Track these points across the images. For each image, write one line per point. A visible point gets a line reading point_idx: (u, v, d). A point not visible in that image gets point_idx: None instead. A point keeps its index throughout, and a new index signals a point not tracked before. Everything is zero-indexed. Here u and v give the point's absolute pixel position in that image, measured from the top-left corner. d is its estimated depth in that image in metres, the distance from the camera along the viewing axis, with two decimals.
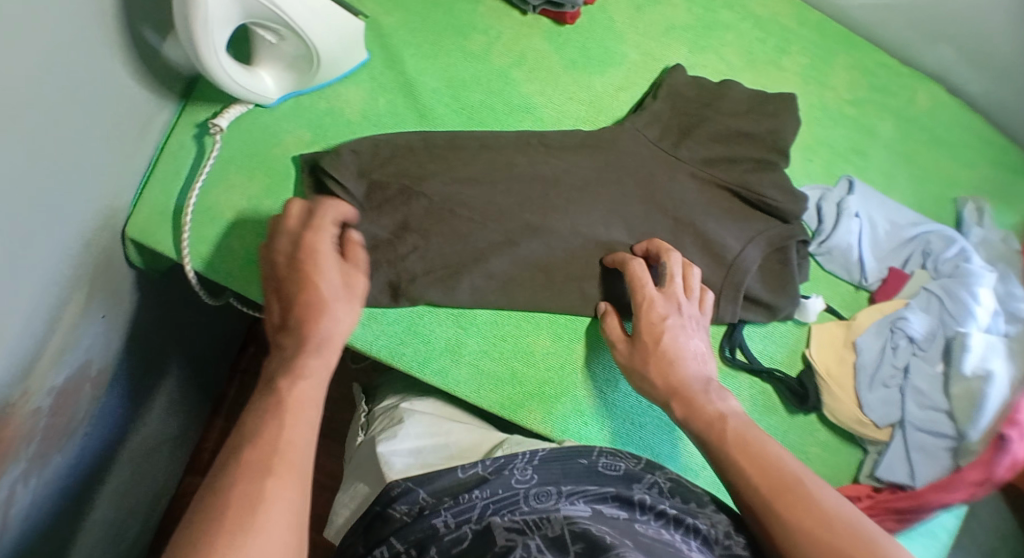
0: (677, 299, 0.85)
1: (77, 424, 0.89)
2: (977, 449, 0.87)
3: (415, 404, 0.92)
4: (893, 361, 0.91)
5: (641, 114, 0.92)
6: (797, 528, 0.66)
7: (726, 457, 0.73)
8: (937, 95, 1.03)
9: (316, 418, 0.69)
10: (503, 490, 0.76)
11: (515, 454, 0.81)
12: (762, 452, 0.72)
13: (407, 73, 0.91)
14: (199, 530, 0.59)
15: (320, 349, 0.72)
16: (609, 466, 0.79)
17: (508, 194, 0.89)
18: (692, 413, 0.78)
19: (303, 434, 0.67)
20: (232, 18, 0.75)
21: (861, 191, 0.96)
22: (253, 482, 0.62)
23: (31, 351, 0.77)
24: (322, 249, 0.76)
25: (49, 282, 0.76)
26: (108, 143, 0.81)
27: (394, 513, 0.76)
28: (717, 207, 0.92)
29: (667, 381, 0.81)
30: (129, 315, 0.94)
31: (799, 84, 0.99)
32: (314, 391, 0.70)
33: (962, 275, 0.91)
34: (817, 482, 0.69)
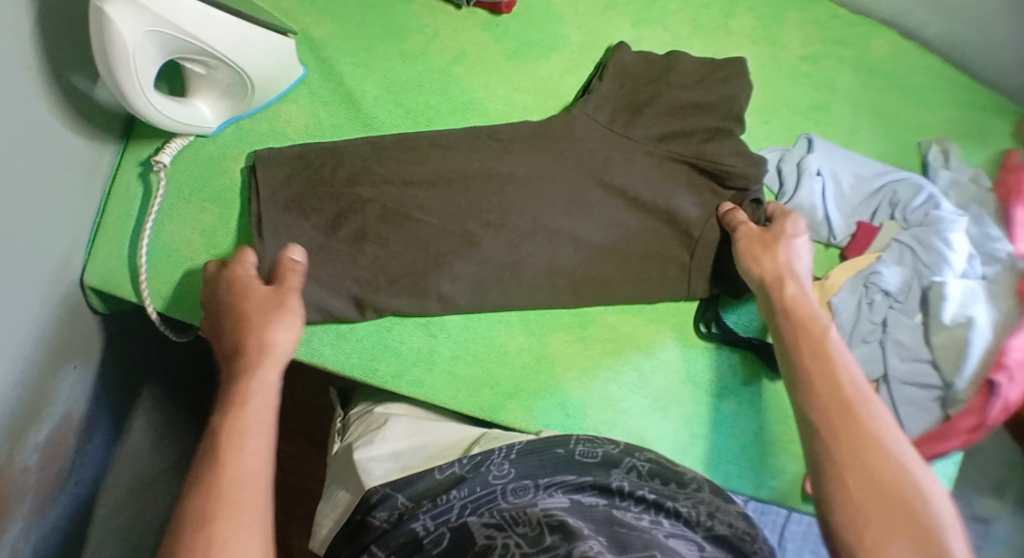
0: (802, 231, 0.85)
1: (67, 473, 0.89)
2: (964, 398, 0.87)
3: (391, 407, 0.91)
4: (870, 317, 0.90)
5: (590, 96, 0.90)
6: (869, 457, 0.67)
7: (806, 363, 0.74)
8: (891, 39, 1.00)
9: (261, 442, 0.65)
10: (480, 488, 0.75)
11: (492, 451, 0.80)
12: (839, 363, 0.74)
13: (347, 84, 0.89)
14: None
15: (261, 361, 0.71)
16: (587, 453, 0.78)
17: (463, 194, 0.87)
18: (804, 331, 0.76)
19: (250, 463, 0.64)
20: (156, 53, 0.74)
21: (821, 147, 0.94)
22: (199, 535, 0.59)
23: (12, 412, 0.77)
24: (243, 279, 0.78)
25: (15, 340, 0.76)
26: (54, 196, 0.79)
27: (375, 520, 0.75)
28: (678, 178, 0.90)
29: (797, 329, 0.77)
30: (103, 356, 0.94)
31: (749, 46, 0.97)
32: (265, 418, 0.67)
33: (933, 223, 0.90)
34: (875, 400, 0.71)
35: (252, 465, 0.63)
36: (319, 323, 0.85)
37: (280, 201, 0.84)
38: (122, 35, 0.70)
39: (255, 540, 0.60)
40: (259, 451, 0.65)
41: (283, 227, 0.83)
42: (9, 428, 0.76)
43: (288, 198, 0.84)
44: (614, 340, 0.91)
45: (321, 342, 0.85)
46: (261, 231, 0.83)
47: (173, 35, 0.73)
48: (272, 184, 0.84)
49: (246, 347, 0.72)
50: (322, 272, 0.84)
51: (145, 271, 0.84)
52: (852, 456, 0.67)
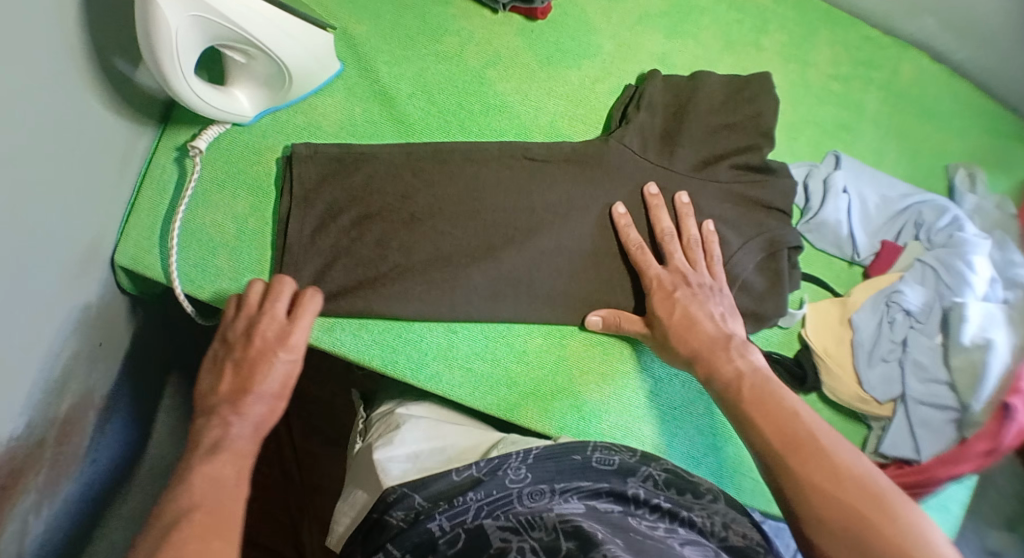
0: (683, 270, 0.85)
1: (84, 450, 0.90)
2: (981, 420, 0.87)
3: (412, 408, 0.91)
4: (890, 336, 0.90)
5: (626, 128, 0.89)
6: (811, 488, 0.66)
7: (745, 411, 0.74)
8: (922, 63, 1.01)
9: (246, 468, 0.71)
10: (497, 491, 0.76)
11: (509, 454, 0.80)
12: (783, 403, 0.73)
13: (381, 82, 0.91)
14: None
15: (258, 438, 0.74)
16: (603, 460, 0.79)
17: (492, 209, 0.88)
18: (713, 372, 0.79)
19: (229, 488, 0.69)
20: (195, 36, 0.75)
21: (848, 165, 0.95)
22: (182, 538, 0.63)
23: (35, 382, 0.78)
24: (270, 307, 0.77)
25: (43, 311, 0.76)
26: (90, 173, 0.81)
27: (391, 520, 0.76)
28: (717, 208, 0.89)
29: (692, 340, 0.81)
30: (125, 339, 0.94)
31: (779, 63, 0.98)
32: (245, 450, 0.72)
33: (956, 244, 0.90)
34: (829, 432, 0.70)
35: (226, 496, 0.68)
36: (341, 318, 0.85)
37: (311, 216, 0.85)
38: (168, 17, 0.72)
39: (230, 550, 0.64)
40: (241, 479, 0.70)
41: (313, 235, 0.85)
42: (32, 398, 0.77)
43: (321, 210, 0.86)
44: (636, 349, 0.91)
45: (344, 333, 0.85)
46: (291, 233, 0.84)
47: (217, 22, 0.75)
48: (309, 200, 0.85)
49: (247, 388, 0.75)
50: (342, 286, 0.85)
51: (175, 252, 0.85)
52: (818, 494, 0.65)
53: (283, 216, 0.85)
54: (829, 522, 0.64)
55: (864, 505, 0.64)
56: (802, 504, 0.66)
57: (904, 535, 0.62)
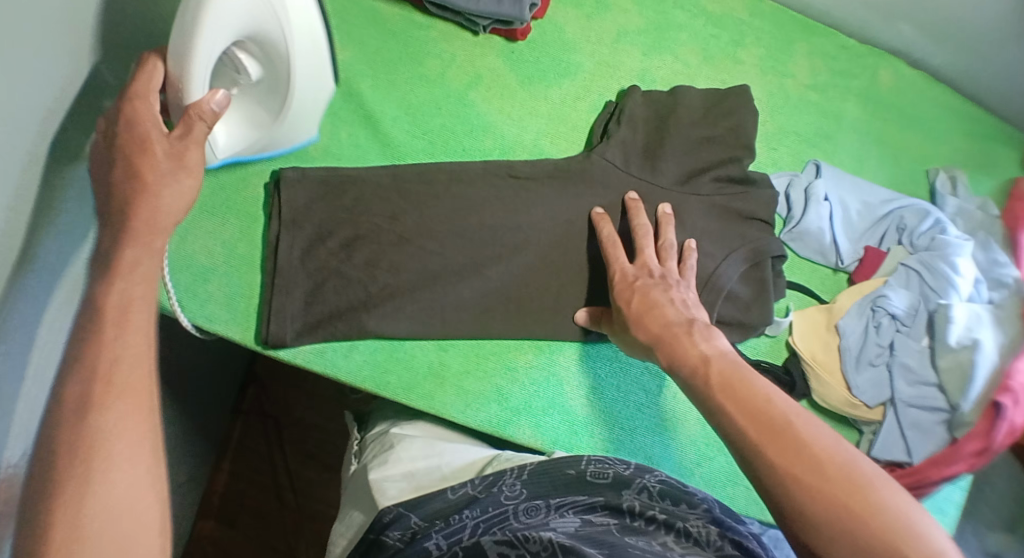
0: (648, 265, 0.83)
1: None
2: (971, 419, 0.88)
3: (406, 428, 0.91)
4: (877, 340, 0.90)
5: (607, 143, 0.90)
6: (790, 476, 0.63)
7: (714, 400, 0.70)
8: (899, 69, 1.03)
9: (145, 410, 0.56)
10: (493, 508, 0.76)
11: (504, 471, 0.81)
12: (755, 391, 0.69)
13: (366, 105, 0.91)
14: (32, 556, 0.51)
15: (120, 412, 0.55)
16: (598, 473, 0.79)
17: (478, 228, 0.89)
18: (676, 358, 0.75)
19: (130, 429, 0.55)
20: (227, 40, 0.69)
21: (829, 173, 0.96)
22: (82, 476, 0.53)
23: None
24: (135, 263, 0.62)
25: None
26: None
27: (388, 539, 0.76)
28: (700, 220, 0.90)
29: (653, 325, 0.78)
30: None
31: (757, 75, 0.99)
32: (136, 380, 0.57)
33: (939, 247, 0.91)
34: (805, 417, 0.66)
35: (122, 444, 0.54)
36: (334, 340, 0.86)
37: (300, 241, 0.86)
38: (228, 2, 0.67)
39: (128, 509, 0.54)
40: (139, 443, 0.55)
41: (303, 258, 0.86)
42: None
43: (310, 234, 0.87)
44: (624, 364, 0.91)
45: (335, 355, 0.86)
46: (280, 259, 0.85)
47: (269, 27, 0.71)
48: (296, 225, 0.86)
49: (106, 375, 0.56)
50: (333, 309, 0.86)
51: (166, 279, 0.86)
52: (800, 482, 0.62)
53: (271, 241, 0.86)
54: (814, 514, 0.61)
55: (850, 496, 0.61)
56: (786, 498, 0.62)
57: (893, 523, 0.60)
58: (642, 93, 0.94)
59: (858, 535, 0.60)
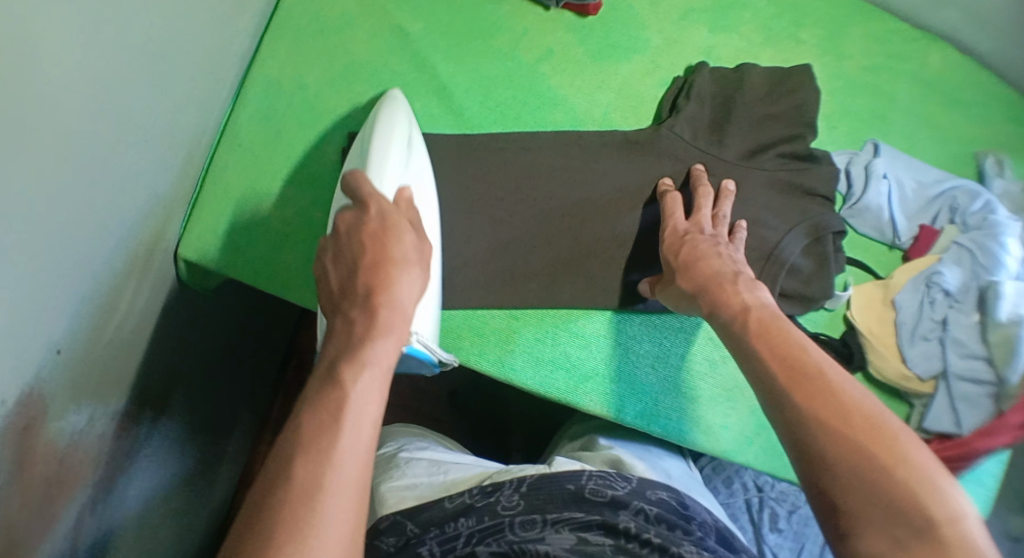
0: (702, 226, 0.85)
1: (138, 444, 0.87)
2: (1016, 392, 0.89)
3: (415, 453, 0.90)
4: (931, 315, 0.93)
5: (676, 117, 0.92)
6: (812, 420, 0.65)
7: (751, 346, 0.72)
8: (947, 54, 1.06)
9: (381, 385, 0.62)
10: (489, 518, 0.75)
11: (502, 484, 0.80)
12: (795, 341, 0.71)
13: (438, 77, 0.93)
14: (274, 490, 0.56)
15: (360, 368, 0.62)
16: (596, 492, 0.77)
17: (548, 198, 0.91)
18: (718, 306, 0.77)
19: (369, 402, 0.60)
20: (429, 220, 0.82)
21: (886, 152, 0.99)
22: (323, 434, 0.58)
23: (97, 379, 0.76)
24: (382, 250, 0.68)
25: (105, 304, 0.75)
26: (159, 167, 0.80)
27: (382, 545, 0.76)
28: (762, 195, 0.92)
29: (699, 274, 0.80)
30: (188, 333, 0.94)
31: (817, 55, 1.02)
32: (373, 364, 0.62)
33: (990, 226, 0.94)
34: (837, 370, 0.68)
35: (361, 415, 0.60)
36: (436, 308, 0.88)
37: None
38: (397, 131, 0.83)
39: (349, 469, 0.57)
40: (366, 421, 0.60)
41: None
42: (96, 394, 0.77)
43: None
44: (689, 337, 0.93)
45: None
46: None
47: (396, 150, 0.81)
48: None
49: (346, 355, 0.63)
50: None
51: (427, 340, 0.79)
52: (818, 428, 0.64)
53: None
54: (835, 463, 0.63)
55: (870, 444, 0.62)
56: (810, 445, 0.64)
57: (914, 480, 0.60)
58: (709, 70, 0.96)
59: (875, 485, 0.61)
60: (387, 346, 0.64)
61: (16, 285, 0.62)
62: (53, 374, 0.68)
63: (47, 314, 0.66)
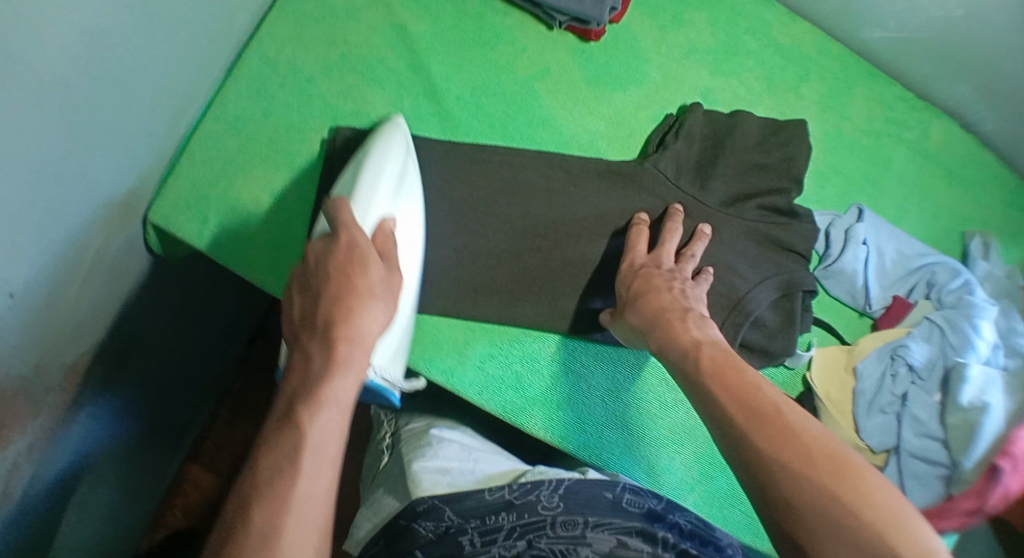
0: (664, 261, 0.85)
1: (86, 400, 0.83)
2: (970, 478, 0.87)
3: (445, 432, 0.92)
4: (892, 388, 0.92)
5: (663, 153, 0.92)
6: (777, 462, 0.65)
7: (706, 387, 0.72)
8: (949, 129, 1.05)
9: (339, 422, 0.65)
10: (529, 515, 0.76)
11: (543, 481, 0.80)
12: (751, 385, 0.71)
13: (432, 80, 0.93)
14: (237, 525, 0.59)
15: (317, 410, 0.64)
16: (632, 502, 0.78)
17: (523, 216, 0.91)
18: (668, 343, 0.78)
19: (327, 440, 0.64)
20: (414, 256, 0.84)
21: (871, 219, 0.98)
22: (282, 477, 0.61)
23: (57, 333, 0.76)
24: (352, 285, 0.69)
25: (70, 259, 0.75)
26: (142, 129, 0.80)
27: (420, 529, 0.77)
28: (738, 244, 0.91)
29: (649, 307, 0.80)
30: (162, 298, 0.93)
31: (815, 111, 1.01)
32: (331, 403, 0.65)
33: (966, 307, 0.92)
34: (797, 409, 0.69)
35: (321, 454, 0.63)
36: None
37: None
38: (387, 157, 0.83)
39: (307, 498, 0.61)
40: (322, 459, 0.63)
41: None
42: (54, 348, 0.76)
43: None
44: (643, 372, 0.92)
45: None
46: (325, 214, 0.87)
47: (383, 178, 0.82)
48: (333, 179, 0.89)
49: (303, 395, 0.65)
50: None
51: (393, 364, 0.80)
52: (787, 470, 0.64)
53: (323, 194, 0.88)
54: (806, 509, 0.62)
55: (835, 486, 0.63)
56: (773, 487, 0.64)
57: (879, 518, 0.61)
58: (703, 111, 0.96)
59: (842, 526, 0.61)
60: (347, 384, 0.66)
61: None
62: (7, 322, 0.68)
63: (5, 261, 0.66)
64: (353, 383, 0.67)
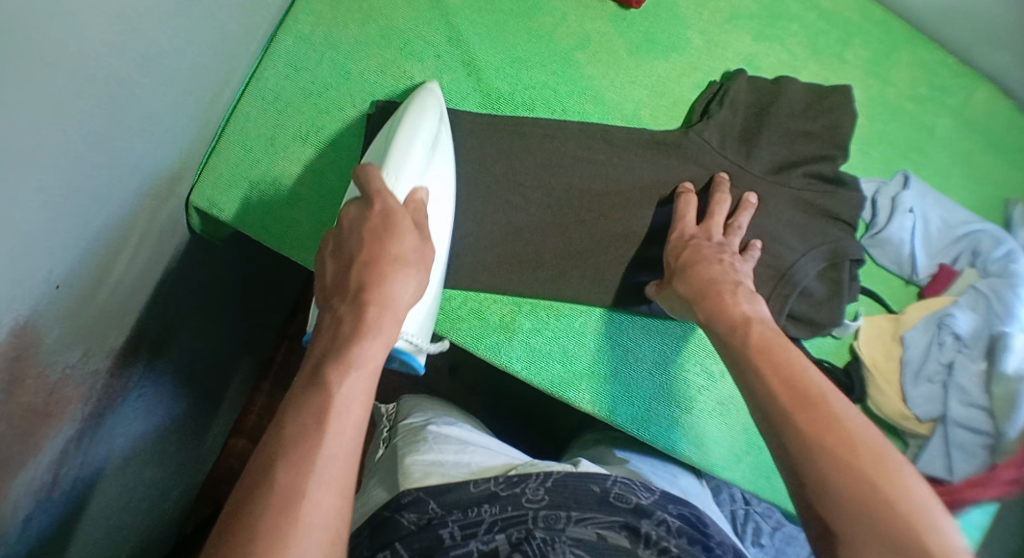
0: (711, 233, 0.84)
1: (130, 385, 0.82)
2: (1013, 448, 0.86)
3: (442, 426, 0.89)
4: (938, 357, 0.91)
5: (707, 122, 0.90)
6: (818, 446, 0.64)
7: (752, 360, 0.71)
8: (992, 94, 1.03)
9: (368, 388, 0.62)
10: (513, 507, 0.75)
11: (530, 475, 0.79)
12: (795, 360, 0.70)
13: (471, 51, 0.91)
14: (256, 494, 0.57)
15: (345, 371, 0.62)
16: (621, 497, 0.77)
17: (568, 189, 0.89)
18: (716, 315, 0.76)
19: (354, 409, 0.61)
20: (446, 225, 0.82)
21: (916, 186, 0.96)
22: (307, 445, 0.58)
23: (101, 320, 0.74)
24: (385, 252, 0.68)
25: (115, 243, 0.73)
26: (182, 109, 0.78)
27: (403, 520, 0.75)
28: (785, 213, 0.90)
29: (698, 277, 0.79)
30: (202, 281, 0.91)
31: (859, 77, 1.00)
32: (359, 365, 0.62)
33: (1009, 275, 0.90)
34: (838, 397, 0.67)
35: (348, 419, 0.60)
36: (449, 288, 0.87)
37: None
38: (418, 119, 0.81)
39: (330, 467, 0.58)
40: (348, 429, 0.60)
41: None
42: (99, 335, 0.74)
43: None
44: (689, 344, 0.91)
45: None
46: None
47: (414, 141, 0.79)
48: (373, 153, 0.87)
49: (329, 358, 0.63)
50: None
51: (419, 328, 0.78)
52: (822, 456, 0.63)
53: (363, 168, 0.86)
54: (840, 496, 0.62)
55: (873, 474, 0.62)
56: (809, 472, 0.63)
57: (916, 514, 0.60)
58: (747, 77, 0.94)
59: (881, 515, 0.60)
60: (374, 348, 0.64)
61: (19, 204, 0.60)
62: (53, 309, 0.66)
63: (51, 247, 0.64)
64: (381, 349, 0.64)
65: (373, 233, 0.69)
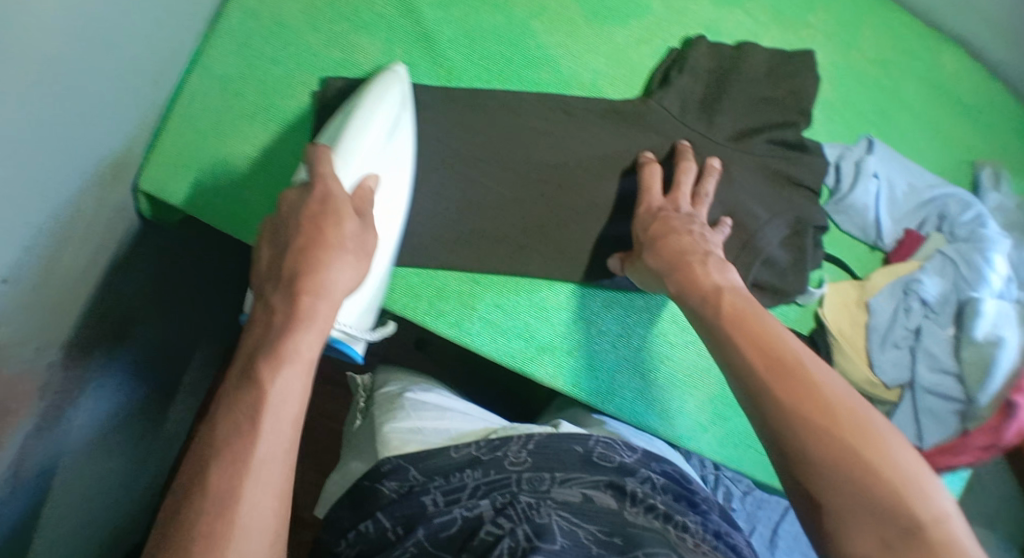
0: (678, 204, 0.82)
1: (89, 376, 0.81)
2: (984, 414, 0.86)
3: (420, 393, 0.87)
4: (905, 323, 0.89)
5: (666, 90, 0.89)
6: (795, 412, 0.63)
7: (723, 332, 0.70)
8: (958, 58, 1.02)
9: (304, 383, 0.62)
10: (496, 472, 0.75)
11: (510, 438, 0.78)
12: (771, 330, 0.69)
13: (424, 23, 0.90)
14: (192, 482, 0.58)
15: (276, 366, 0.61)
16: (604, 456, 0.77)
17: (524, 161, 0.88)
18: (688, 288, 0.75)
19: (291, 403, 0.61)
20: (397, 206, 0.80)
21: (881, 151, 0.95)
22: (241, 437, 0.59)
23: (55, 310, 0.73)
24: (322, 239, 0.66)
25: (64, 232, 0.72)
26: (128, 92, 0.77)
27: (384, 489, 0.75)
28: (747, 180, 0.89)
29: (667, 249, 0.78)
30: (156, 265, 0.91)
31: (823, 41, 0.98)
32: (293, 359, 0.62)
33: (978, 240, 0.90)
34: (815, 360, 0.66)
35: (283, 411, 0.61)
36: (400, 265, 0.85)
37: None
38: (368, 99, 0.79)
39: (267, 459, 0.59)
40: (284, 421, 0.60)
41: None
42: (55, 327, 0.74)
43: None
44: (655, 316, 0.90)
45: None
46: None
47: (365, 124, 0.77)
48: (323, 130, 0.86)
49: (259, 353, 0.62)
50: None
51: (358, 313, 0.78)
52: (800, 420, 0.63)
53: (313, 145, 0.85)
54: (817, 460, 0.62)
55: (850, 438, 0.62)
56: (785, 437, 0.63)
57: (895, 477, 0.60)
58: (707, 43, 0.92)
59: (858, 480, 0.60)
60: (308, 340, 0.63)
61: None
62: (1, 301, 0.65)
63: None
64: (315, 342, 0.63)
65: (312, 217, 0.67)
